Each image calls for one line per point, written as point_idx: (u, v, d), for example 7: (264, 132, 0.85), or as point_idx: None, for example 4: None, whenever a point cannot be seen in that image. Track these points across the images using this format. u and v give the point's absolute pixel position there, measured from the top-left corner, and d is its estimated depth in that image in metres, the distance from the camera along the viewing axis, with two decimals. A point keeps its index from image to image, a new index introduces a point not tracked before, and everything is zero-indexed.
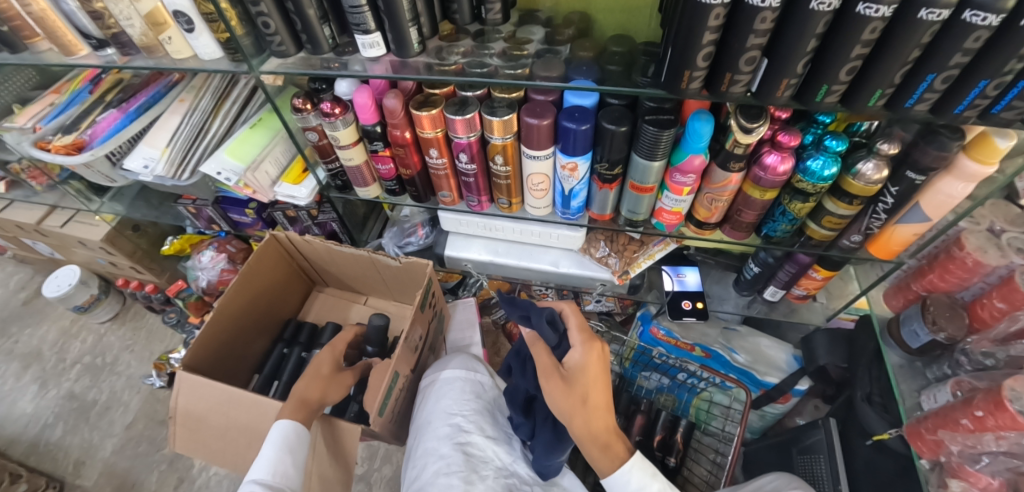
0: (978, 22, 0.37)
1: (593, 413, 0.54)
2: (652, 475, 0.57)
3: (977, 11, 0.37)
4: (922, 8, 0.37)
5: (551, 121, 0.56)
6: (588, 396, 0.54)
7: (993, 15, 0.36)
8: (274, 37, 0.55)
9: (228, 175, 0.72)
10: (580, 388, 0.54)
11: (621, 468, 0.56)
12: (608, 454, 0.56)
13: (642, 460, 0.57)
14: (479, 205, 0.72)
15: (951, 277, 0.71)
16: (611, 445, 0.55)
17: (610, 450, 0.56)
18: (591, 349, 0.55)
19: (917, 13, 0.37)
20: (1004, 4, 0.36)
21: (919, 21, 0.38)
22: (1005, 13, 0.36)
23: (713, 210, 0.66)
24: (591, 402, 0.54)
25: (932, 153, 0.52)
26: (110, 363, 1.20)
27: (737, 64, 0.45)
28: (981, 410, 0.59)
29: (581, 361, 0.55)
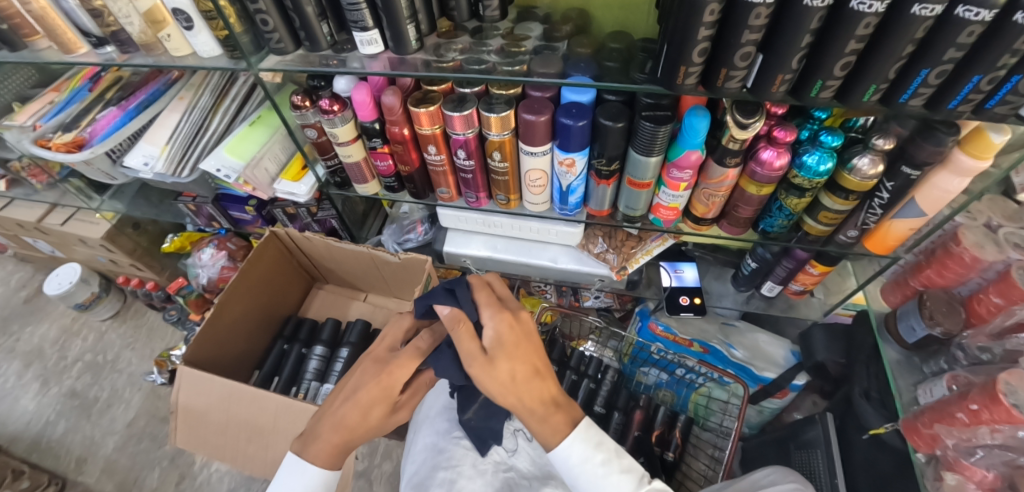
0: (971, 17, 0.38)
1: (520, 388, 0.51)
2: (596, 446, 0.53)
3: (970, 7, 0.37)
4: (915, 3, 0.37)
5: (548, 117, 0.56)
6: (513, 372, 0.51)
7: (986, 10, 0.37)
8: (273, 34, 0.55)
9: (227, 172, 0.72)
10: (503, 367, 0.51)
11: (563, 443, 0.52)
12: (547, 427, 0.52)
13: (585, 430, 0.54)
14: (478, 201, 0.73)
15: (949, 273, 0.71)
16: (549, 417, 0.52)
17: (551, 424, 0.53)
18: (501, 321, 0.52)
19: (911, 8, 0.38)
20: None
21: (913, 16, 0.38)
22: (998, 8, 0.37)
23: (711, 206, 0.66)
24: (518, 377, 0.51)
25: (928, 148, 0.52)
26: (111, 361, 1.21)
27: (732, 60, 0.45)
28: (977, 403, 0.59)
29: (498, 335, 0.52)
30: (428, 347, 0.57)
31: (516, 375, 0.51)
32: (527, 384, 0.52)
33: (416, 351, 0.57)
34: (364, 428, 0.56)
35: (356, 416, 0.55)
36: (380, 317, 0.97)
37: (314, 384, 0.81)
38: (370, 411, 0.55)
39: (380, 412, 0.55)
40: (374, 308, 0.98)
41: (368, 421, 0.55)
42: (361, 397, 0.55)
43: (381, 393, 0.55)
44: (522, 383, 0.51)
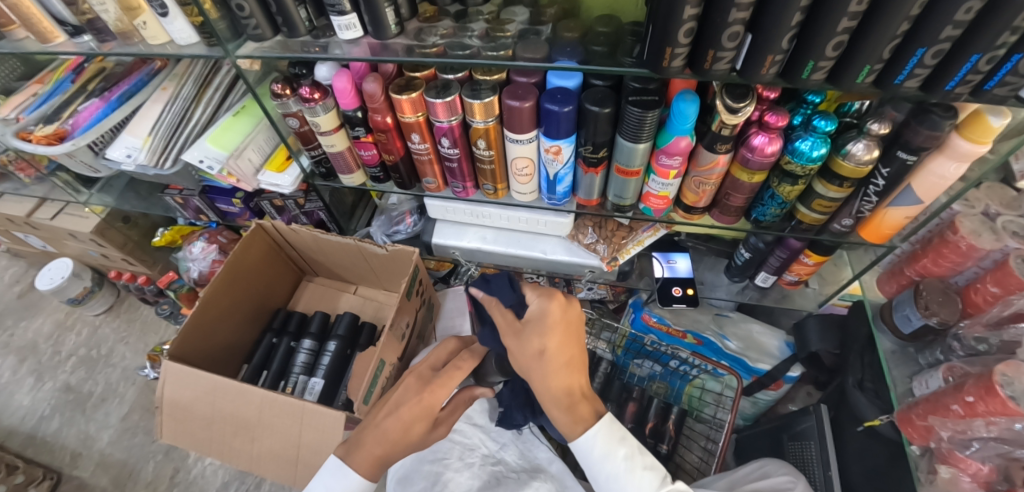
0: None
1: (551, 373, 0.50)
2: (620, 440, 0.52)
3: None
4: None
5: (532, 103, 0.54)
6: (545, 350, 0.49)
7: None
8: (249, 20, 0.54)
9: (210, 163, 0.71)
10: (533, 342, 0.50)
11: (585, 433, 0.51)
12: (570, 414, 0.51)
13: (608, 423, 0.52)
14: (465, 191, 0.71)
15: (945, 262, 0.70)
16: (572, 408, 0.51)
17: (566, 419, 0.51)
18: (551, 302, 0.50)
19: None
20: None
21: None
22: None
23: (701, 195, 0.64)
24: (548, 355, 0.49)
25: (924, 132, 0.50)
26: (105, 356, 1.20)
27: (720, 40, 0.44)
28: (972, 395, 0.58)
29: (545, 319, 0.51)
30: (468, 367, 0.56)
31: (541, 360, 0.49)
32: (567, 366, 0.51)
33: (457, 370, 0.56)
34: (404, 444, 0.54)
35: (397, 430, 0.53)
36: (369, 309, 0.96)
37: (303, 378, 0.81)
38: (412, 427, 0.54)
39: (421, 429, 0.54)
40: (364, 301, 0.97)
41: (409, 437, 0.54)
42: (403, 413, 0.53)
43: (422, 411, 0.54)
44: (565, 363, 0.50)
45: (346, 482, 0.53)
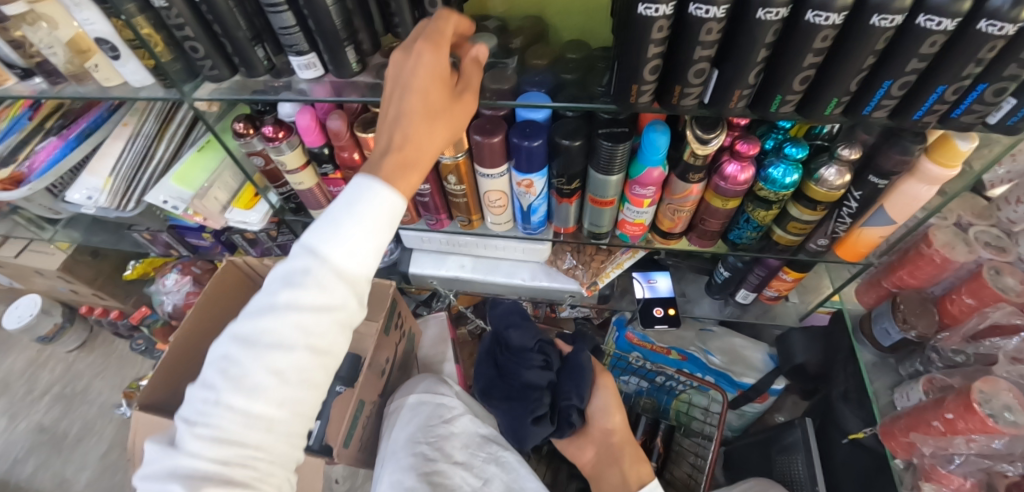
0: (933, 26, 0.36)
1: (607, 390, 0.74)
2: None
3: (931, 16, 0.35)
4: (874, 14, 0.36)
5: (501, 138, 0.54)
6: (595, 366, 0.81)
7: (948, 20, 0.35)
8: (205, 61, 0.53)
9: (175, 203, 0.68)
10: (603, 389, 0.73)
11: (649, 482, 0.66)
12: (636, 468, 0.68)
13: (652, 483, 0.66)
14: (438, 223, 0.68)
15: (920, 274, 0.70)
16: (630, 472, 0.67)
17: (635, 469, 0.67)
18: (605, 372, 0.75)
19: (868, 19, 0.36)
20: (959, 7, 0.34)
21: (872, 27, 0.37)
22: (959, 17, 0.35)
23: (677, 221, 0.63)
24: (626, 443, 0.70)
25: (895, 157, 0.50)
26: (81, 392, 1.16)
27: (687, 77, 0.44)
28: (952, 412, 0.59)
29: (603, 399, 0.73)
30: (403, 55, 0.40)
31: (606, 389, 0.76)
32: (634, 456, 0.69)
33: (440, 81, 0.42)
34: (432, 115, 0.41)
35: (418, 100, 0.40)
36: None
37: None
38: (434, 115, 0.41)
39: (441, 93, 0.41)
40: None
41: (432, 105, 0.41)
42: (411, 89, 0.40)
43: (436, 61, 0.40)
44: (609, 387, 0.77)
45: (374, 201, 0.39)
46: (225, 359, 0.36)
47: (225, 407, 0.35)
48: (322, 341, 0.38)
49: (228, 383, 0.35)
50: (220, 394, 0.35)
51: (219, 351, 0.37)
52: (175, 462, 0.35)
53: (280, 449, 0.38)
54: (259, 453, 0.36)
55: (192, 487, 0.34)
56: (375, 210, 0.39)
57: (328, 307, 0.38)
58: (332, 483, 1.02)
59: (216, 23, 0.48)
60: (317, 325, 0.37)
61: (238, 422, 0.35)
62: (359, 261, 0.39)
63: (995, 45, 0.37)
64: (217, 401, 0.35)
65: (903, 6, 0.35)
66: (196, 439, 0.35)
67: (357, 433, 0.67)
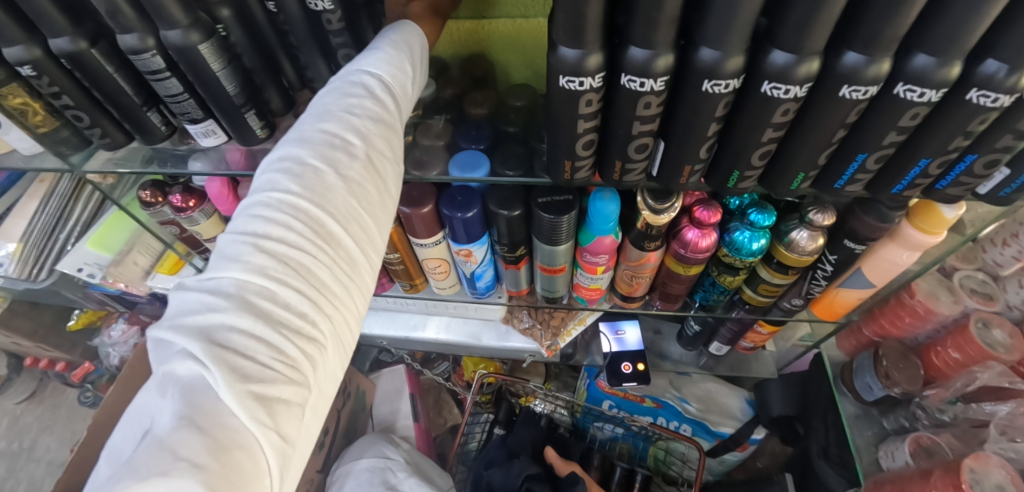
0: (914, 97, 0.30)
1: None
2: None
3: (911, 85, 0.30)
4: (844, 85, 0.30)
5: (431, 208, 0.48)
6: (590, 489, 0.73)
7: (932, 90, 0.29)
8: (93, 129, 0.47)
9: (91, 271, 0.63)
10: None
11: None
12: None
13: None
14: (379, 287, 0.62)
15: (903, 323, 0.65)
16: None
17: None
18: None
19: (837, 92, 0.31)
20: (944, 75, 0.29)
21: (841, 98, 0.31)
22: (945, 86, 0.29)
23: (636, 286, 0.57)
24: None
25: (871, 223, 0.45)
26: (28, 448, 1.09)
27: (627, 152, 0.38)
28: (939, 490, 0.54)
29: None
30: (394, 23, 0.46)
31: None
32: None
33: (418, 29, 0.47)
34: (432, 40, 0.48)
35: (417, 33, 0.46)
36: None
37: None
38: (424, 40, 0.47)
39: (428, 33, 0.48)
40: None
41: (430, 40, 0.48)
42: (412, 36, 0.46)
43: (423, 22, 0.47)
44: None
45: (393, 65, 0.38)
46: (273, 181, 0.29)
47: (279, 244, 0.27)
48: (365, 205, 0.32)
49: (286, 200, 0.29)
50: (273, 213, 0.28)
51: (264, 175, 0.30)
52: (209, 314, 0.24)
53: (340, 300, 0.30)
54: (320, 322, 0.28)
55: (212, 346, 0.23)
56: (400, 57, 0.39)
57: (375, 123, 0.34)
58: None
59: (98, 90, 0.42)
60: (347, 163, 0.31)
61: (296, 246, 0.27)
62: (394, 76, 0.37)
63: (987, 118, 0.31)
64: (267, 227, 0.28)
65: (876, 76, 0.29)
66: (248, 274, 0.26)
67: None
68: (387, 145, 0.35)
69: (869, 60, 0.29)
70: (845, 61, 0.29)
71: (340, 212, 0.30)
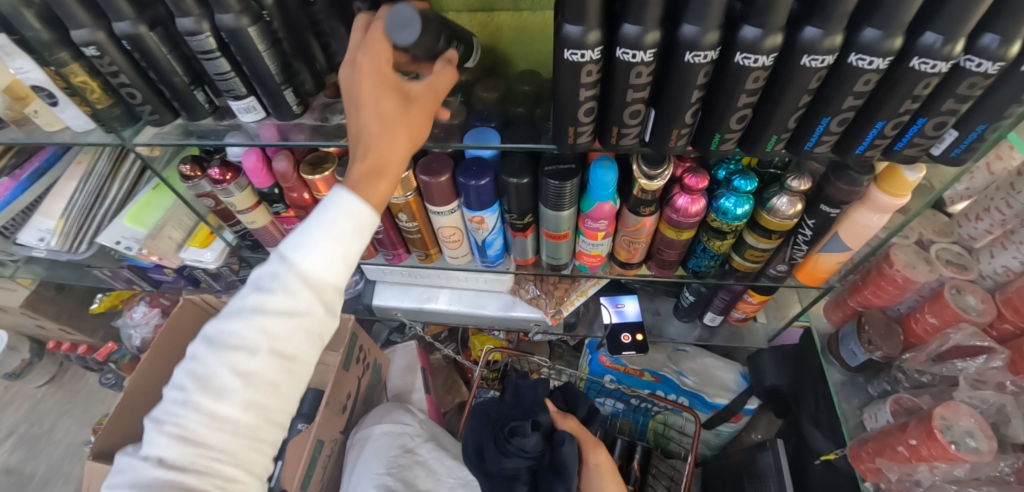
0: (865, 65, 0.36)
1: (599, 478, 0.65)
2: None
3: (861, 55, 0.35)
4: (804, 55, 0.35)
5: (448, 177, 0.53)
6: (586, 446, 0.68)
7: (879, 58, 0.35)
8: (144, 106, 0.52)
9: (128, 243, 0.67)
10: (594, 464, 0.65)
11: None
12: None
13: None
14: (396, 258, 0.68)
15: (885, 293, 0.70)
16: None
17: None
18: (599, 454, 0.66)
19: (799, 60, 0.36)
20: (889, 46, 0.34)
21: (803, 67, 0.36)
22: (890, 55, 0.35)
23: (634, 252, 0.62)
24: None
25: (844, 188, 0.50)
26: (46, 431, 1.11)
27: (622, 118, 0.43)
28: (915, 438, 0.58)
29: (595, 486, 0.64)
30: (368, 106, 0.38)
31: (601, 466, 0.65)
32: None
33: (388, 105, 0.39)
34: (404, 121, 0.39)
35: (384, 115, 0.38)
36: None
37: None
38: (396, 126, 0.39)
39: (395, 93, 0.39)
40: None
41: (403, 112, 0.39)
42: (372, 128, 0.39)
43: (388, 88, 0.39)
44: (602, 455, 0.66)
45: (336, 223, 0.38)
46: (193, 370, 0.36)
47: (222, 370, 0.36)
48: (287, 345, 0.38)
49: (199, 388, 0.35)
50: (192, 395, 0.35)
51: (190, 360, 0.37)
52: (139, 473, 0.35)
53: (263, 439, 0.39)
54: (246, 421, 0.37)
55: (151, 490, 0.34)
56: (336, 235, 0.38)
57: (294, 312, 0.37)
58: None
59: (152, 69, 0.47)
60: (281, 329, 0.37)
61: (217, 413, 0.36)
62: (324, 267, 0.38)
63: (929, 83, 0.36)
64: (196, 399, 0.35)
65: (831, 47, 0.35)
66: (172, 444, 0.35)
67: (315, 475, 0.65)
68: (302, 330, 0.38)
69: (824, 34, 0.34)
70: (804, 35, 0.35)
71: (252, 395, 0.37)
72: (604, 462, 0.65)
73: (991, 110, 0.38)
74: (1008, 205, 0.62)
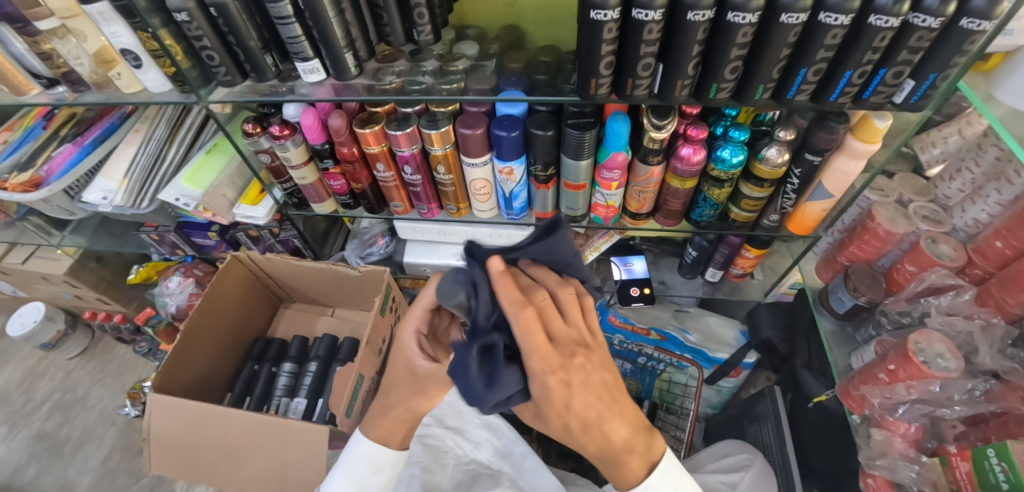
0: (832, 22, 0.44)
1: (548, 395, 0.41)
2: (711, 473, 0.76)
3: (830, 13, 0.43)
4: (782, 12, 0.43)
5: (483, 130, 0.61)
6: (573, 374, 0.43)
7: (843, 15, 0.43)
8: (220, 67, 0.58)
9: (187, 200, 0.74)
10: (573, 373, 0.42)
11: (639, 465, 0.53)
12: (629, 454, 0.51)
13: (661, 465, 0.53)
14: (430, 211, 0.80)
15: (868, 247, 0.79)
16: (621, 457, 0.50)
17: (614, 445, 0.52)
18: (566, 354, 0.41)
19: (778, 17, 0.44)
20: (850, 5, 0.42)
21: (782, 23, 0.44)
22: (852, 13, 0.43)
23: (643, 201, 0.72)
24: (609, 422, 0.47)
25: (824, 136, 0.58)
26: (80, 399, 1.19)
27: (636, 70, 0.51)
28: (894, 363, 0.66)
29: (545, 394, 0.41)
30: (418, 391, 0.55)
31: (551, 388, 0.40)
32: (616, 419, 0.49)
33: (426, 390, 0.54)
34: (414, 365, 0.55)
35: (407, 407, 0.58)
36: (347, 330, 0.99)
37: (285, 400, 0.86)
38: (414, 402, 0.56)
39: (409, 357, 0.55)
40: (341, 322, 1.01)
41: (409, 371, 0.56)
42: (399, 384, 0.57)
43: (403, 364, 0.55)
44: (571, 369, 0.41)
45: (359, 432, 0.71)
46: None
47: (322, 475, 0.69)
48: None
49: None
50: None
51: None
52: None
53: None
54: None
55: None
56: None
57: None
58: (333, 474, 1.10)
59: (232, 33, 0.53)
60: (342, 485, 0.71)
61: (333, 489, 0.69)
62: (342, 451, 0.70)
63: (885, 36, 0.45)
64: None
65: (805, 6, 0.43)
66: None
67: (357, 405, 0.72)
68: None
69: None
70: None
71: None
72: (557, 385, 0.40)
73: (938, 60, 0.47)
74: (976, 164, 0.70)
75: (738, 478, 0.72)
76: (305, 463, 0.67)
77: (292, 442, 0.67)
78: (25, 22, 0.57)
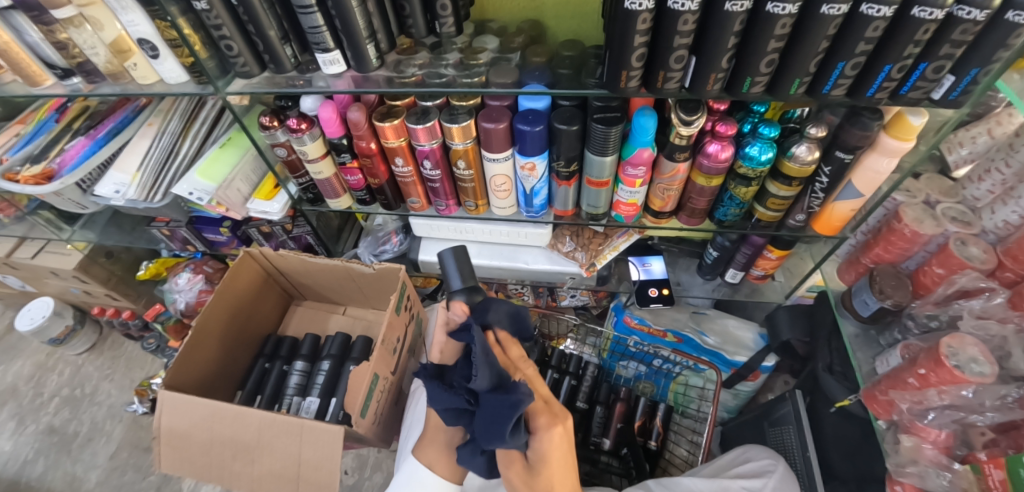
0: (875, 13, 0.42)
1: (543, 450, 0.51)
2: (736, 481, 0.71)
3: (872, 4, 0.41)
4: (823, 4, 0.41)
5: (506, 124, 0.60)
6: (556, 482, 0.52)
7: (887, 7, 0.41)
8: (238, 58, 0.57)
9: (200, 195, 0.73)
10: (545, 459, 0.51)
11: None
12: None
13: None
14: (448, 208, 0.79)
15: (894, 249, 0.77)
16: None
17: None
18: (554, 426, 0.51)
19: (819, 9, 0.42)
20: None
21: (823, 15, 0.42)
22: (895, 4, 0.41)
23: (667, 199, 0.71)
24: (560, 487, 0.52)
25: (857, 133, 0.56)
26: (89, 394, 1.19)
27: (668, 62, 0.50)
28: (924, 368, 0.64)
29: (543, 452, 0.51)
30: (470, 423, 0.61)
31: (555, 441, 0.51)
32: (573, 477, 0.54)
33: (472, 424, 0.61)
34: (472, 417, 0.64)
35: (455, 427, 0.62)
36: (359, 328, 0.98)
37: (297, 399, 0.84)
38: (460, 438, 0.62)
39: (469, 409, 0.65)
40: (353, 320, 0.99)
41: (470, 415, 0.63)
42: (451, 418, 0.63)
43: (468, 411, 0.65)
44: (567, 427, 0.52)
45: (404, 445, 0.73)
46: None
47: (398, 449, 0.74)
48: None
49: None
50: None
51: None
52: None
53: None
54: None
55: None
56: None
57: None
58: (342, 474, 1.09)
59: (251, 22, 0.52)
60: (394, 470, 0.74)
61: None
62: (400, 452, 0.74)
63: (929, 28, 0.43)
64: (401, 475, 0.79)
65: None
66: None
67: (372, 405, 0.71)
68: None
69: None
70: None
71: None
72: (558, 436, 0.51)
73: (982, 55, 0.45)
74: (1007, 165, 0.68)
75: (761, 483, 0.70)
76: (321, 464, 0.66)
77: (309, 441, 0.66)
78: (41, 11, 0.55)
